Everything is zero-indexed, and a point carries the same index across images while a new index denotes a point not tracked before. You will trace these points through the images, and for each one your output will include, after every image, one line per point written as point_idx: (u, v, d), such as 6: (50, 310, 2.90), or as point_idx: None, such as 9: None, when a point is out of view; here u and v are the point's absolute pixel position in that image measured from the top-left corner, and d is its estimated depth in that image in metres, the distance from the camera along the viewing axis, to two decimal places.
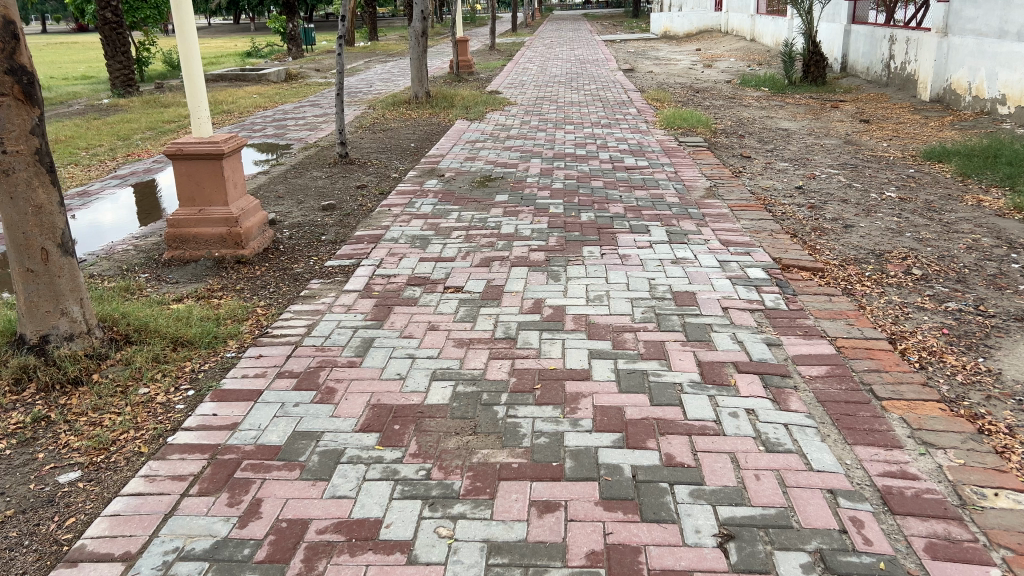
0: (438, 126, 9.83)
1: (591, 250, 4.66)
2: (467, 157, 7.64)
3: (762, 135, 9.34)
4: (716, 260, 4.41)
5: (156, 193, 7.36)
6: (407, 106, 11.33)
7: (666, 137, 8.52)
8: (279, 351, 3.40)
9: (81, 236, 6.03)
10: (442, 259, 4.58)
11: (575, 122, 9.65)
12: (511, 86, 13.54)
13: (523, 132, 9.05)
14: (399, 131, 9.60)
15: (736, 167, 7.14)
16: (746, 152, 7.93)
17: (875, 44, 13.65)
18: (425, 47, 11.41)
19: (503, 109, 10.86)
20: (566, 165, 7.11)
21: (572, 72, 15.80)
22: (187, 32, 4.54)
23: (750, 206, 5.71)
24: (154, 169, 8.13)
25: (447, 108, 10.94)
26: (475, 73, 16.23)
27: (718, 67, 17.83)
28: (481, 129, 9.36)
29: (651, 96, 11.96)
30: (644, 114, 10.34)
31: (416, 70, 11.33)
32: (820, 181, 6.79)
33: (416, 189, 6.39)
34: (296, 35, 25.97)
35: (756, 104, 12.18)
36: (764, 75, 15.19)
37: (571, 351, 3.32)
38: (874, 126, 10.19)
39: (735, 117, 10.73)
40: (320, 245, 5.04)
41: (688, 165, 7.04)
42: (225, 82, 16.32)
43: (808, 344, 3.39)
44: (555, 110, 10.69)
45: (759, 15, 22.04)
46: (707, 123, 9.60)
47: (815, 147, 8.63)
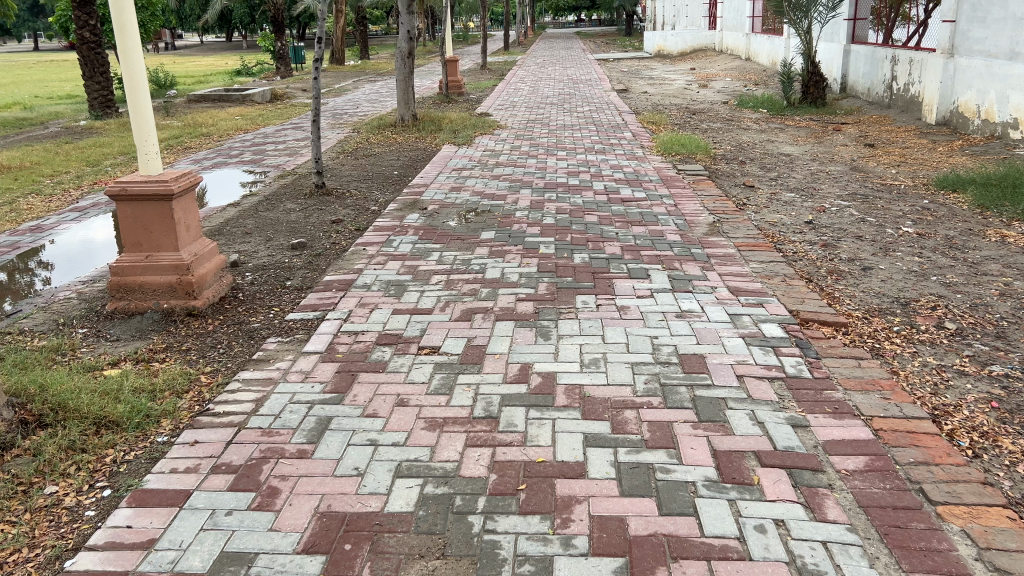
0: (424, 152, 9.38)
1: (585, 300, 4.17)
2: (453, 187, 7.17)
3: (764, 161, 8.90)
4: (725, 313, 3.93)
5: None
6: (392, 130, 10.87)
7: (663, 165, 8.07)
8: (218, 436, 2.89)
9: (65, 265, 5.76)
10: (418, 311, 4.07)
11: (568, 148, 9.20)
12: (502, 107, 13.11)
13: (513, 158, 8.59)
14: (383, 157, 9.13)
15: (739, 200, 6.68)
16: (749, 181, 7.47)
17: (877, 65, 13.27)
18: (411, 68, 10.97)
19: (493, 132, 10.41)
20: (558, 197, 6.64)
21: (565, 93, 15.37)
22: (134, 61, 4.02)
23: (757, 246, 5.23)
24: None
25: (435, 132, 10.48)
26: (465, 93, 15.82)
27: (714, 87, 17.44)
28: (469, 155, 8.90)
29: (647, 119, 11.53)
30: (640, 138, 9.89)
31: (402, 93, 10.90)
32: (830, 215, 6.33)
33: (396, 224, 5.90)
34: (284, 53, 25.53)
35: (755, 127, 11.77)
36: (762, 96, 14.80)
37: (563, 436, 2.81)
38: (880, 151, 9.77)
39: (734, 141, 10.29)
40: (283, 292, 4.54)
41: (688, 196, 6.58)
42: (207, 102, 15.84)
43: (840, 426, 2.89)
44: (547, 134, 10.24)
45: (754, 34, 21.72)
46: (706, 148, 9.16)
47: (820, 175, 8.19)
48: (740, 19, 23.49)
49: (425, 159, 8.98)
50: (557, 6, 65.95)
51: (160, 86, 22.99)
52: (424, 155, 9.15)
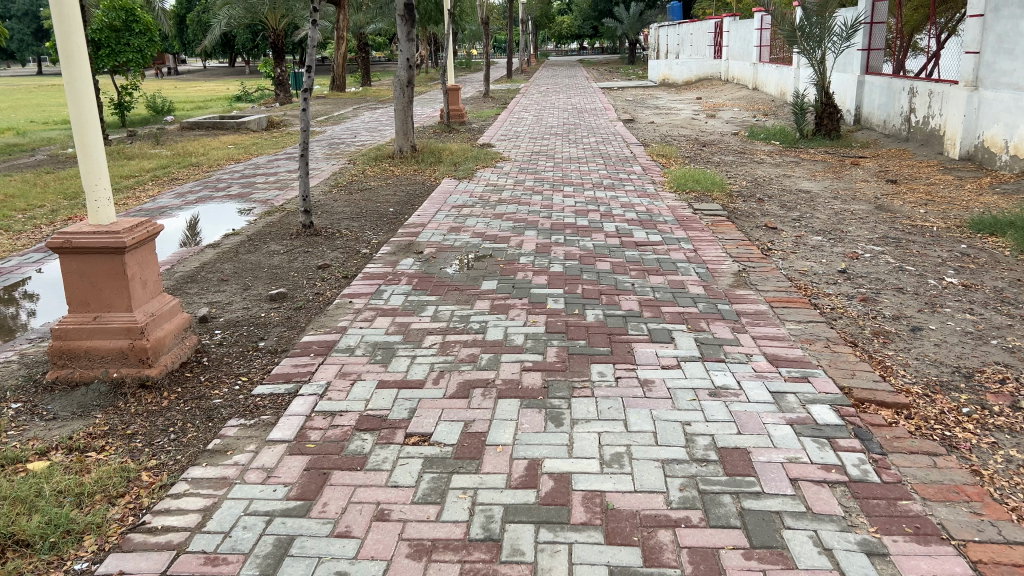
0: (422, 186, 8.86)
1: (601, 370, 3.60)
2: (452, 227, 6.63)
3: (783, 199, 8.38)
4: (767, 392, 3.36)
5: None
6: (390, 161, 10.38)
7: (678, 203, 7.53)
8: (148, 566, 2.32)
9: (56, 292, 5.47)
10: (407, 383, 3.50)
11: (575, 182, 8.69)
12: (504, 138, 12.64)
13: (516, 194, 8.06)
14: (378, 192, 8.60)
15: (763, 244, 6.14)
16: (771, 223, 6.93)
17: (893, 96, 12.80)
18: (410, 98, 10.48)
19: (495, 165, 9.90)
20: (566, 239, 6.10)
21: (569, 123, 14.91)
22: (81, 101, 3.46)
23: (791, 302, 4.67)
24: None
25: (434, 165, 9.97)
26: (467, 123, 15.36)
27: (721, 117, 16.99)
28: (469, 191, 8.37)
29: (657, 152, 11.03)
30: (651, 172, 9.38)
31: (400, 122, 10.42)
32: (864, 263, 5.78)
33: (388, 271, 5.34)
34: (284, 80, 25.17)
35: (769, 160, 11.27)
36: (773, 127, 14.34)
37: (581, 572, 2.23)
38: (903, 188, 9.25)
39: (749, 176, 9.78)
40: (255, 356, 3.98)
41: (708, 241, 6.03)
42: (201, 130, 15.36)
43: (928, 558, 2.32)
44: (552, 167, 9.74)
45: (761, 63, 21.36)
46: (721, 183, 8.65)
47: (845, 215, 7.66)
48: (746, 48, 23.13)
49: (423, 193, 8.46)
50: (559, 34, 66.03)
51: (157, 111, 22.57)
52: (423, 190, 8.63)
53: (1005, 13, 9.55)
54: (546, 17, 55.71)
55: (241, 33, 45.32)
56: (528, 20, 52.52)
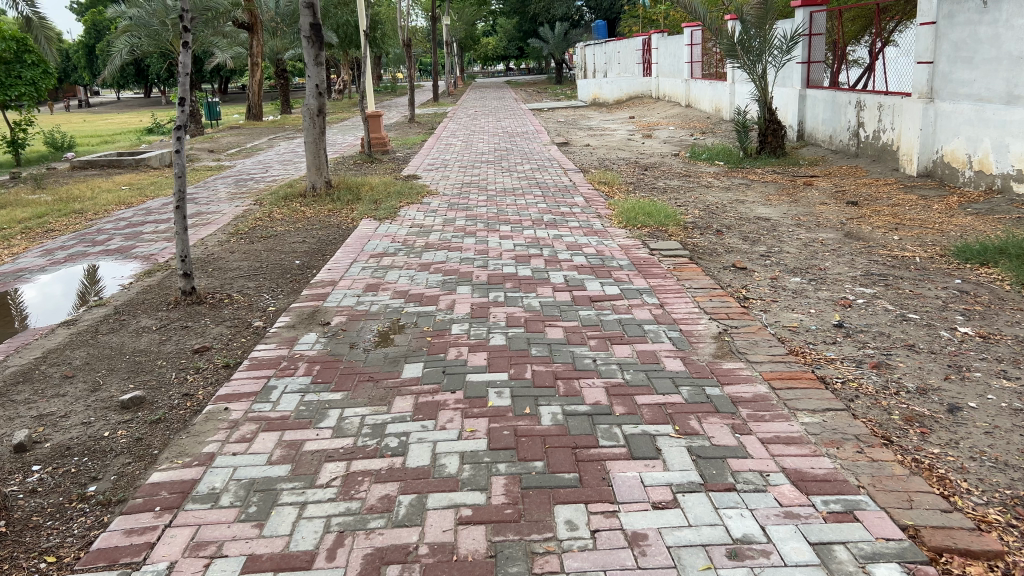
0: (337, 229, 7.72)
1: (571, 516, 2.55)
2: (368, 284, 5.52)
3: (744, 230, 7.52)
4: (808, 546, 2.37)
5: (18, 308, 5.90)
6: (301, 201, 9.22)
7: (631, 242, 6.58)
8: None
9: None
10: (290, 561, 2.40)
11: (512, 219, 7.69)
12: (431, 168, 11.59)
13: (446, 237, 7.01)
14: (285, 238, 7.43)
15: (738, 292, 5.21)
16: (740, 262, 6.02)
17: (839, 111, 12.23)
18: (322, 128, 9.34)
19: (421, 201, 8.83)
20: (506, 296, 5.06)
21: (501, 149, 13.95)
22: None
23: (793, 380, 3.70)
24: (9, 282, 6.53)
25: (352, 203, 8.84)
26: (391, 151, 14.27)
27: (658, 137, 16.30)
28: (391, 233, 7.26)
29: (597, 179, 10.14)
30: (594, 203, 8.45)
31: (312, 156, 9.30)
32: (859, 311, 4.88)
33: (282, 355, 4.19)
34: (194, 111, 23.69)
35: (717, 183, 10.49)
36: (715, 146, 13.65)
37: None
38: (866, 211, 8.53)
39: (701, 203, 8.93)
40: (76, 514, 2.80)
41: (675, 292, 5.06)
42: (94, 170, 13.87)
43: None
44: (485, 201, 8.73)
45: (694, 80, 20.89)
46: (673, 214, 7.76)
47: (816, 247, 6.84)
48: (677, 65, 22.65)
49: (339, 238, 7.33)
50: (485, 56, 65.52)
51: (55, 147, 20.82)
52: (338, 233, 7.50)
53: (960, 20, 9.00)
54: (471, 38, 55.08)
55: (152, 61, 43.21)
56: (453, 41, 51.85)
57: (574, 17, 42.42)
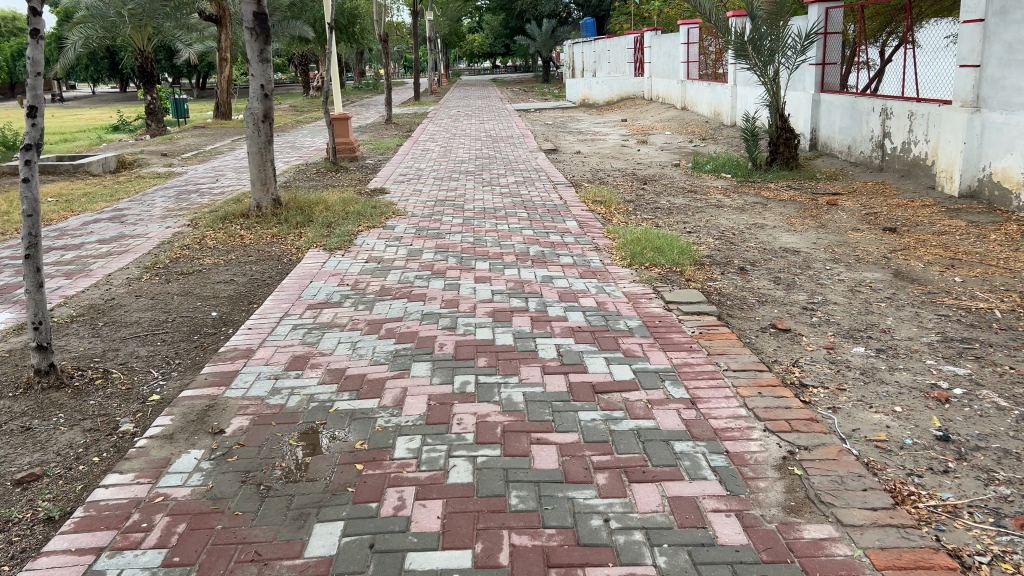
0: (277, 263, 6.33)
1: None
2: (294, 357, 4.13)
3: (772, 269, 6.20)
4: None
5: None
6: (243, 222, 7.82)
7: (639, 288, 5.23)
8: None
9: None
10: None
11: (490, 251, 6.34)
12: (402, 180, 10.23)
13: (408, 277, 5.65)
14: (210, 275, 6.02)
15: (790, 376, 3.88)
16: (782, 323, 4.67)
17: (859, 119, 10.96)
18: (269, 136, 7.98)
19: (384, 224, 7.46)
20: (477, 382, 3.69)
21: (483, 156, 12.59)
22: None
23: (921, 570, 2.35)
24: None
25: (302, 226, 7.47)
26: (361, 157, 12.89)
27: (654, 144, 14.97)
28: (339, 271, 5.87)
29: (591, 197, 8.80)
30: (590, 230, 7.13)
31: (256, 170, 7.91)
32: (963, 409, 3.53)
33: (137, 499, 2.81)
34: (155, 109, 22.22)
35: (726, 201, 9.21)
36: (719, 156, 12.36)
37: None
38: (908, 240, 7.24)
39: (714, 229, 7.61)
40: None
41: (709, 379, 3.71)
42: (25, 176, 12.42)
43: None
44: (461, 225, 7.37)
45: (690, 80, 19.62)
46: (685, 245, 6.43)
47: (865, 295, 5.52)
48: (672, 65, 21.32)
49: (277, 275, 5.94)
50: (471, 53, 64.01)
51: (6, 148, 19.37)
52: (277, 269, 6.10)
53: (1014, 16, 7.70)
54: (456, 36, 53.56)
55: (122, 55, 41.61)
56: (436, 37, 50.37)
57: (562, 15, 40.92)
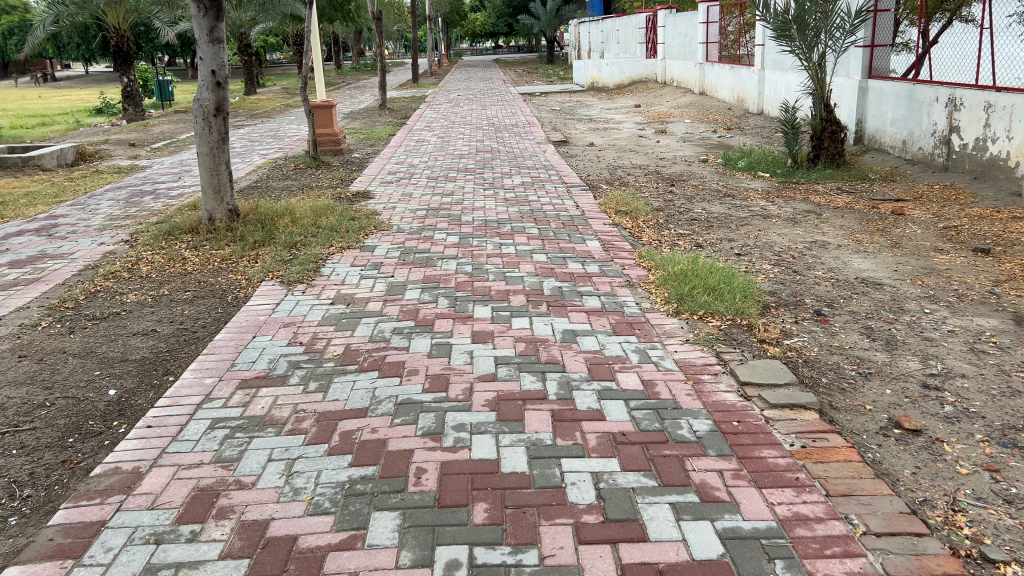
0: (217, 304, 4.92)
1: None
2: (195, 492, 2.74)
3: (856, 316, 4.79)
4: None
5: None
6: (192, 238, 6.42)
7: (697, 355, 3.83)
8: None
9: None
10: None
11: (493, 287, 4.94)
12: (391, 181, 8.82)
13: (384, 330, 4.26)
14: (127, 323, 4.61)
15: (963, 540, 2.48)
16: (910, 421, 3.27)
17: (918, 110, 9.52)
18: (223, 133, 6.56)
19: (362, 243, 6.08)
20: (473, 559, 2.29)
21: (484, 149, 11.15)
22: None
23: None
24: None
25: (262, 245, 6.08)
26: (348, 150, 11.48)
27: (674, 134, 13.50)
28: (293, 321, 4.48)
29: (613, 204, 7.39)
30: (617, 254, 5.74)
31: (207, 175, 6.50)
32: None
33: None
34: (135, 93, 20.78)
35: (771, 209, 7.82)
36: (752, 151, 10.91)
37: None
38: (1011, 267, 5.82)
39: (768, 251, 6.20)
40: None
41: (844, 560, 2.31)
42: None
43: None
44: (456, 245, 5.97)
45: (710, 62, 18.12)
46: (740, 278, 5.03)
47: (999, 358, 4.10)
48: (689, 46, 19.80)
49: (213, 326, 4.54)
50: (472, 33, 62.10)
51: None
52: (215, 316, 4.70)
53: None
54: (458, 15, 51.76)
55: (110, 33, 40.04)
56: (437, 17, 48.64)
57: None
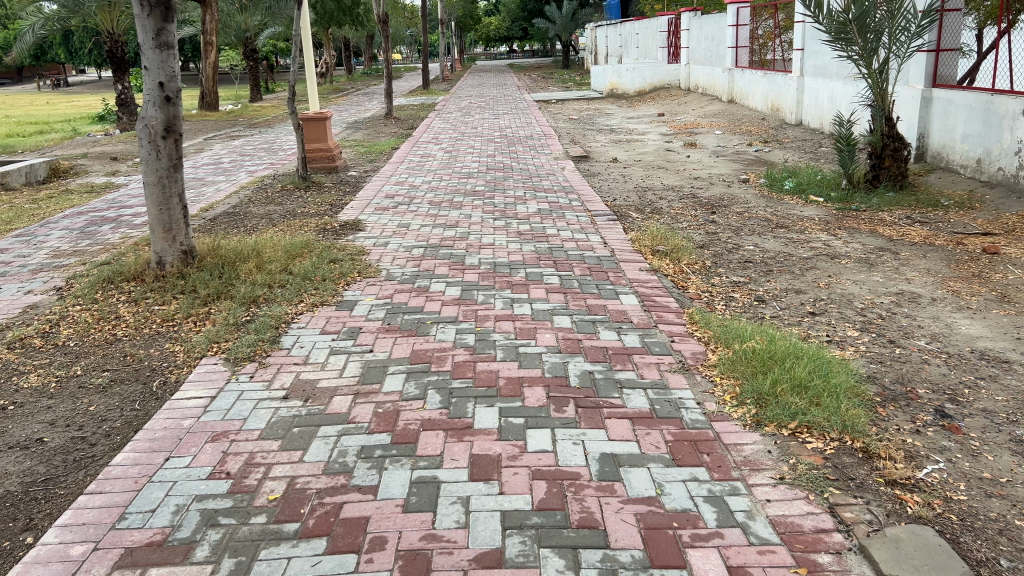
0: (136, 394, 3.70)
1: None
2: None
3: (995, 418, 3.51)
4: None
5: None
6: (134, 288, 5.23)
7: (803, 514, 2.60)
8: None
9: None
10: None
11: (502, 372, 3.71)
12: (386, 207, 7.62)
13: (350, 450, 3.03)
14: (6, 427, 3.41)
15: None
16: None
17: (996, 125, 8.24)
18: (175, 158, 5.37)
19: (340, 298, 4.87)
20: None
21: (495, 166, 9.95)
22: None
23: None
24: None
25: (216, 300, 4.88)
26: (343, 167, 10.29)
27: (705, 148, 12.25)
28: (227, 428, 3.27)
29: (649, 241, 6.15)
30: (660, 316, 4.50)
31: (156, 211, 5.30)
32: None
33: None
34: (129, 100, 19.67)
35: (834, 245, 6.56)
36: (799, 169, 9.64)
37: None
38: None
39: (847, 309, 4.94)
40: None
41: None
42: None
43: None
44: (458, 301, 4.75)
45: (739, 67, 16.85)
46: (831, 359, 3.77)
47: None
48: (716, 50, 18.52)
49: (120, 432, 3.32)
50: (485, 37, 60.91)
51: None
52: (128, 414, 3.47)
53: None
54: (471, 18, 50.57)
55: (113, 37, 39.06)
56: (450, 21, 47.49)
57: None
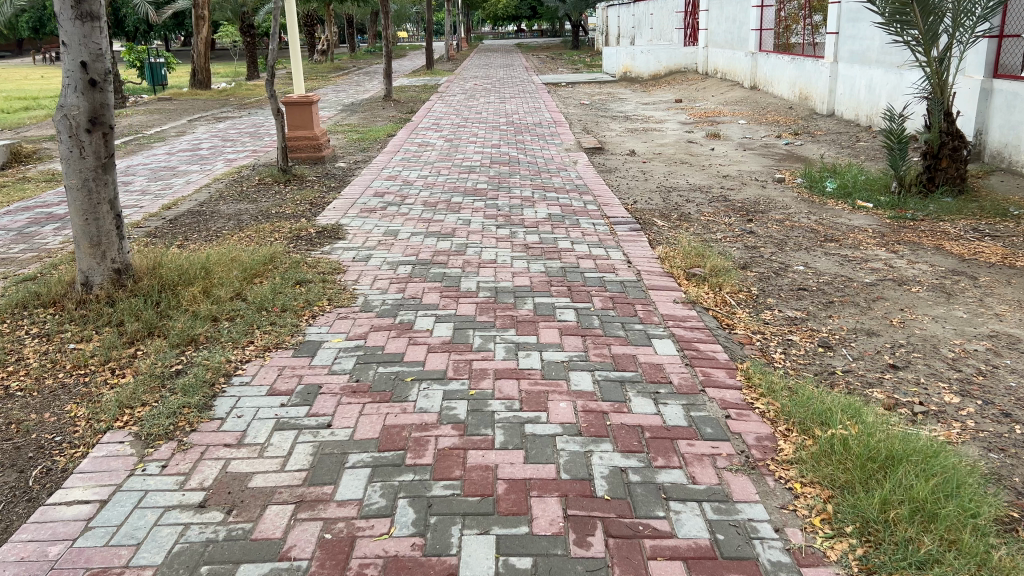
0: (2, 493, 2.73)
1: None
2: None
3: None
4: None
5: None
6: (50, 317, 4.24)
7: None
8: None
9: None
10: None
11: (502, 466, 2.73)
12: (372, 209, 6.61)
13: None
14: None
15: None
16: None
17: None
18: (105, 155, 4.36)
19: (300, 339, 3.87)
20: None
21: (500, 160, 8.94)
22: None
23: None
24: None
25: (145, 339, 3.89)
26: (331, 157, 9.27)
27: (730, 140, 11.20)
28: (108, 565, 2.30)
29: (681, 261, 5.14)
30: (706, 374, 3.50)
31: (79, 221, 4.30)
32: None
33: None
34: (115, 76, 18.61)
35: (898, 266, 5.54)
36: (839, 167, 8.60)
37: None
38: None
39: (939, 361, 3.93)
40: None
41: None
42: None
43: None
44: (449, 346, 3.76)
45: (764, 51, 15.72)
46: (950, 454, 2.77)
47: None
48: (738, 32, 17.35)
49: None
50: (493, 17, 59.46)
51: None
52: None
53: None
54: None
55: None
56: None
57: None
